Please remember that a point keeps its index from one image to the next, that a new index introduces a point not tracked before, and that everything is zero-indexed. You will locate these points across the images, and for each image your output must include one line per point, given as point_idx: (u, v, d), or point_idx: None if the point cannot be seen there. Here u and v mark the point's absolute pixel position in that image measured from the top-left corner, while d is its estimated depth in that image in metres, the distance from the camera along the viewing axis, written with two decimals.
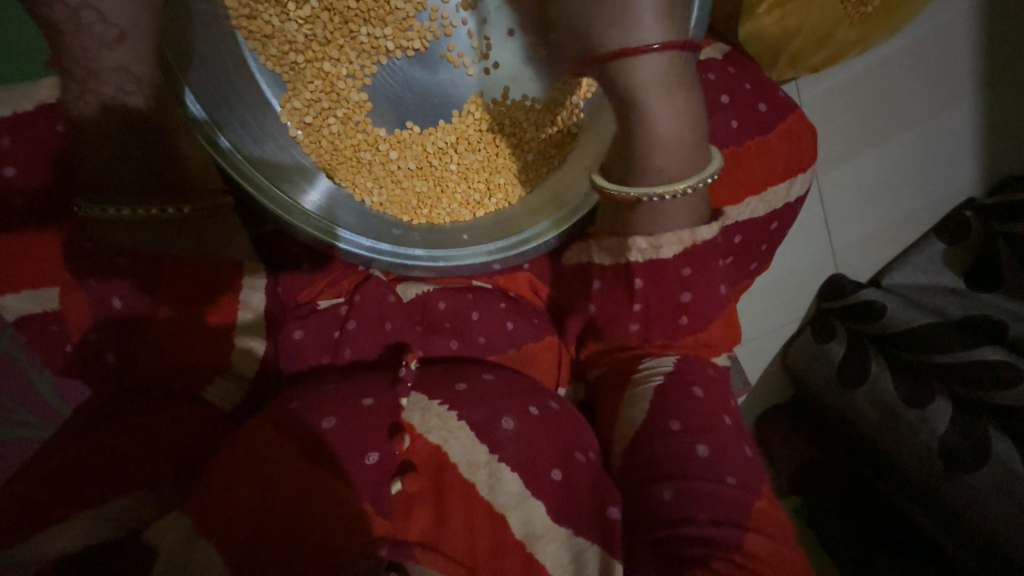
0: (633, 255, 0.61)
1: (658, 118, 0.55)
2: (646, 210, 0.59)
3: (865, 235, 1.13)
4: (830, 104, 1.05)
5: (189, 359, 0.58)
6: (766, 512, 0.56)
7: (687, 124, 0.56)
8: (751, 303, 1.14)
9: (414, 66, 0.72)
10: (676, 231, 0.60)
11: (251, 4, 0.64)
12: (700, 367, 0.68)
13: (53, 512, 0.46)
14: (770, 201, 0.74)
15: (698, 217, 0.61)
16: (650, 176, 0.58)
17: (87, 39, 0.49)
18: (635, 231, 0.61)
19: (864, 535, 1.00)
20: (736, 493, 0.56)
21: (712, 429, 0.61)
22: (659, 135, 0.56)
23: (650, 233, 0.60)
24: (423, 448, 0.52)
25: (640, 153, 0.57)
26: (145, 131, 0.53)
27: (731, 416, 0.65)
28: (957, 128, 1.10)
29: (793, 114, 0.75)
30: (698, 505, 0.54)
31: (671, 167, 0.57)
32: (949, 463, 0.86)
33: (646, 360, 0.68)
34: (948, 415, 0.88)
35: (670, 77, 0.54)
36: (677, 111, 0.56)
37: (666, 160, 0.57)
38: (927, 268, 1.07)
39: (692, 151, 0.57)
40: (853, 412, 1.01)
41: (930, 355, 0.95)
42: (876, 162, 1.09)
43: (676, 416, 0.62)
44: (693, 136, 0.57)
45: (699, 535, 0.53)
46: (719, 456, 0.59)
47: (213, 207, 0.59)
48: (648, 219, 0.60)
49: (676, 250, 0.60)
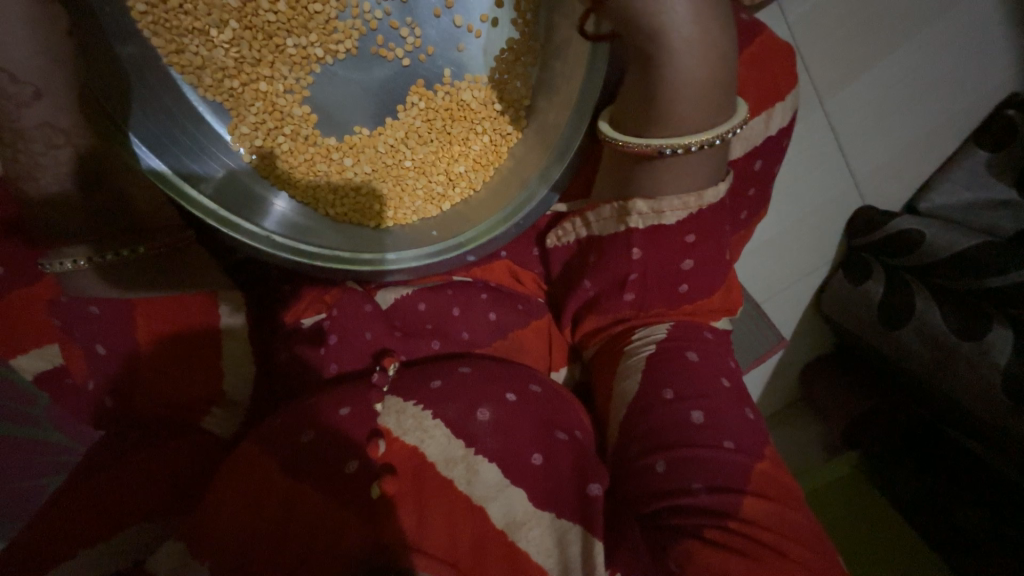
0: (634, 220, 0.58)
1: (688, 57, 0.48)
2: (654, 168, 0.55)
3: (889, 156, 1.01)
4: (822, 21, 0.93)
5: (184, 394, 0.60)
6: (768, 474, 0.54)
7: (718, 61, 0.50)
8: (767, 251, 1.02)
9: (350, 69, 0.71)
10: (684, 194, 0.56)
11: (177, 38, 0.64)
12: (695, 331, 0.63)
13: (59, 552, 0.49)
14: (748, 138, 0.67)
15: (709, 176, 0.57)
16: (675, 124, 0.52)
17: (5, 102, 0.48)
18: (636, 194, 0.58)
19: (942, 487, 0.88)
20: (735, 457, 0.53)
21: (708, 394, 0.58)
22: (687, 77, 0.49)
23: (652, 195, 0.57)
24: (400, 451, 0.51)
25: (663, 97, 0.51)
26: (89, 178, 0.52)
27: (730, 378, 0.61)
28: (976, 15, 0.96)
29: (760, 38, 0.68)
30: (693, 473, 0.52)
31: (696, 114, 0.52)
32: (1012, 395, 0.76)
33: (640, 330, 0.64)
34: (1010, 342, 0.78)
35: (704, 9, 0.47)
36: (709, 49, 0.49)
37: (694, 104, 0.51)
38: (969, 181, 0.94)
39: (720, 97, 0.51)
40: (902, 353, 0.91)
41: (986, 279, 0.82)
42: (887, 73, 0.97)
43: (668, 385, 0.58)
44: (723, 80, 0.51)
45: (696, 504, 0.51)
46: (716, 420, 0.56)
47: (170, 248, 0.59)
48: (653, 179, 0.56)
49: (680, 215, 0.57)
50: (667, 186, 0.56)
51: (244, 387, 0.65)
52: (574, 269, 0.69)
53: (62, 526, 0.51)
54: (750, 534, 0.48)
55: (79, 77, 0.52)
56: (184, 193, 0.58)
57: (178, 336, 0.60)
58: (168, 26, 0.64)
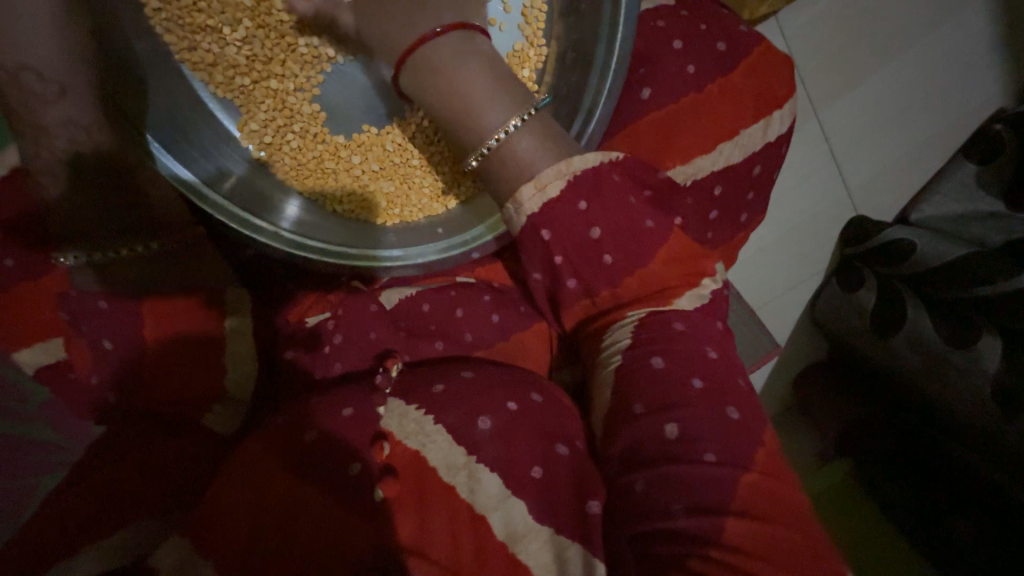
0: (526, 203, 0.54)
1: (455, 80, 0.53)
2: (503, 158, 0.54)
3: (881, 167, 1.04)
4: (817, 34, 0.96)
5: (186, 390, 0.59)
6: (756, 486, 0.51)
7: (492, 81, 0.54)
8: (763, 256, 1.04)
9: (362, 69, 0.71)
10: (553, 164, 0.53)
11: (189, 36, 0.65)
12: (662, 327, 0.57)
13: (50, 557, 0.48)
14: (746, 145, 0.70)
15: (568, 148, 0.55)
16: (477, 131, 0.54)
17: (32, 97, 0.52)
18: (515, 181, 0.54)
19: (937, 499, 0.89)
20: (716, 471, 0.50)
21: (678, 403, 0.53)
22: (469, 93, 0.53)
23: (528, 175, 0.54)
24: (403, 455, 0.51)
25: (456, 122, 0.55)
26: (108, 174, 0.56)
27: (704, 377, 0.56)
28: (966, 32, 1.00)
29: (758, 49, 0.70)
30: (672, 494, 0.49)
31: (491, 118, 0.54)
32: (1001, 404, 0.78)
33: (605, 336, 0.61)
34: (998, 351, 0.80)
35: (459, 50, 0.54)
36: (477, 71, 0.54)
37: (481, 112, 0.54)
38: (959, 194, 0.97)
39: (507, 98, 0.54)
40: (893, 361, 0.93)
41: (975, 289, 0.84)
42: (880, 86, 1.00)
43: (637, 398, 0.55)
44: (504, 88, 0.55)
45: (674, 528, 0.48)
46: (693, 433, 0.52)
47: (180, 243, 0.63)
48: (517, 165, 0.54)
49: (560, 183, 0.53)
50: (537, 164, 0.54)
51: (243, 385, 0.65)
52: None
53: (56, 527, 0.49)
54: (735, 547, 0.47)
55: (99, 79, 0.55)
56: (203, 195, 0.59)
57: (181, 340, 0.60)
58: (181, 23, 0.65)
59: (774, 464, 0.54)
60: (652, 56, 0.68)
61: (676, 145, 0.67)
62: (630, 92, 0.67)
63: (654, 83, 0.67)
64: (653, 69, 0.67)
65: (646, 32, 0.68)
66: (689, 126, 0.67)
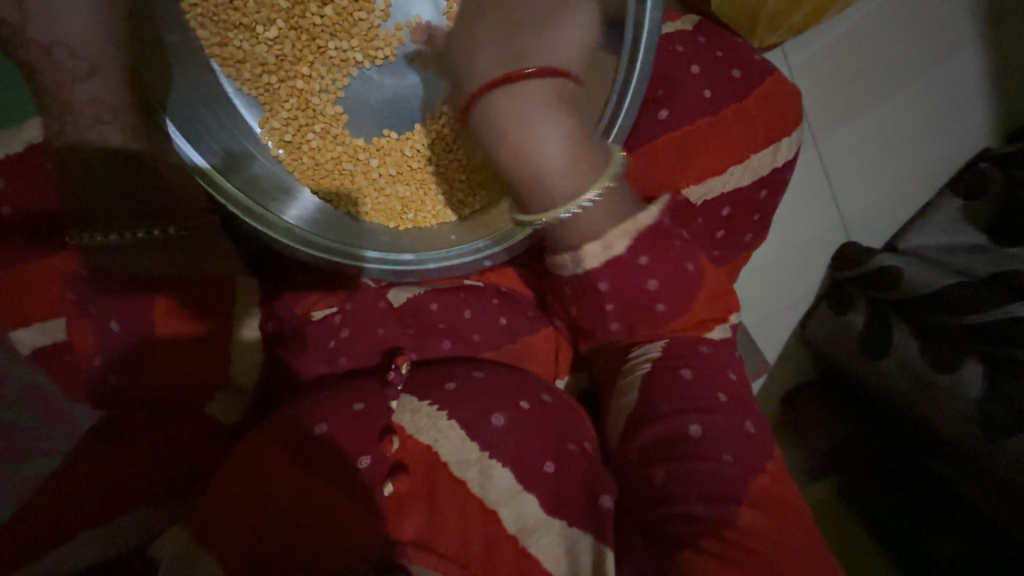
0: (590, 258, 0.60)
1: (539, 139, 0.56)
2: (576, 223, 0.58)
3: (875, 198, 1.08)
4: (820, 69, 1.01)
5: (199, 377, 0.61)
6: (768, 489, 0.55)
7: (570, 145, 0.56)
8: (760, 276, 1.08)
9: (389, 77, 0.73)
10: (619, 225, 0.59)
11: (222, 31, 0.67)
12: (688, 346, 0.63)
13: (44, 545, 0.46)
14: (755, 169, 0.72)
15: (630, 204, 0.61)
16: (552, 196, 0.57)
17: (61, 74, 0.54)
18: (584, 240, 0.60)
19: (915, 513, 0.94)
20: (732, 470, 0.55)
21: (706, 410, 0.59)
22: (549, 152, 0.56)
23: (597, 236, 0.59)
24: (414, 448, 0.51)
25: (532, 183, 0.57)
26: (127, 157, 0.57)
27: (728, 393, 0.61)
28: (959, 78, 1.05)
29: (769, 79, 0.73)
30: (688, 484, 0.53)
31: (568, 184, 0.56)
32: (986, 429, 0.80)
33: (634, 348, 0.66)
34: (980, 377, 0.83)
35: (546, 104, 0.56)
36: (560, 133, 0.56)
37: (558, 177, 0.56)
38: (947, 226, 1.00)
39: (585, 163, 0.57)
40: (884, 383, 0.96)
41: (965, 317, 0.86)
42: (876, 123, 1.05)
43: (663, 400, 0.60)
44: (584, 152, 0.57)
45: (692, 513, 0.52)
46: (715, 436, 0.57)
47: (196, 229, 0.63)
48: (588, 227, 0.59)
49: (625, 244, 0.60)
50: (606, 225, 0.59)
51: (248, 372, 0.65)
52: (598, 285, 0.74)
53: (60, 506, 0.49)
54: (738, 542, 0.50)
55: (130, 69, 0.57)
56: (216, 182, 0.60)
57: (199, 338, 0.62)
58: (216, 20, 0.66)
59: (771, 477, 0.55)
60: (670, 78, 0.70)
61: (690, 164, 0.69)
62: (648, 112, 0.70)
63: (671, 103, 0.70)
64: (670, 91, 0.70)
65: (666, 55, 0.71)
66: (703, 147, 0.70)
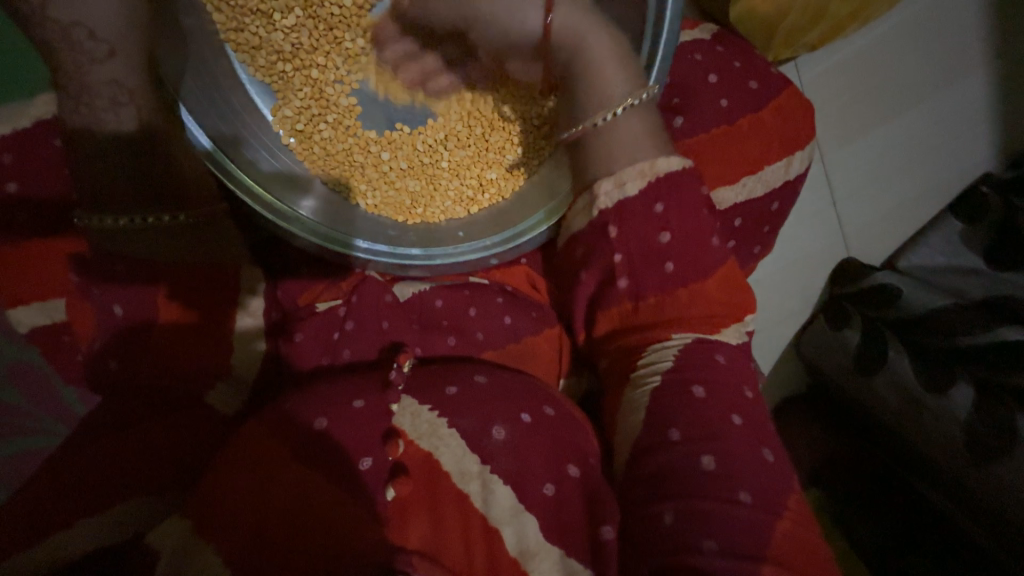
0: (600, 198, 0.61)
1: (586, 55, 0.62)
2: (603, 143, 0.62)
3: (878, 215, 1.09)
4: (830, 85, 1.02)
5: (191, 366, 0.58)
6: (780, 534, 0.52)
7: (619, 59, 0.61)
8: (764, 289, 1.09)
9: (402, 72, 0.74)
10: (636, 164, 0.60)
11: (238, 17, 0.67)
12: (705, 355, 0.61)
13: (54, 523, 0.48)
14: (769, 180, 0.73)
15: (653, 151, 0.62)
16: (597, 100, 0.62)
17: (80, 56, 0.53)
18: (598, 177, 0.62)
19: (902, 540, 0.94)
20: (753, 514, 0.53)
21: (721, 438, 0.57)
22: (601, 62, 0.61)
23: (612, 172, 0.61)
24: (417, 456, 0.51)
25: (582, 90, 0.63)
26: (136, 140, 0.56)
27: (743, 415, 0.60)
28: (967, 98, 1.06)
29: (785, 93, 0.74)
30: (705, 531, 0.51)
31: (613, 91, 0.61)
32: (973, 451, 0.83)
33: (645, 355, 0.63)
34: (971, 399, 0.85)
35: (583, 23, 0.62)
36: (606, 46, 0.61)
37: (606, 82, 0.61)
38: (945, 247, 1.01)
39: (630, 71, 0.61)
40: (873, 401, 0.96)
41: (953, 338, 0.91)
42: (882, 140, 1.06)
43: (675, 426, 0.58)
44: (627, 63, 0.62)
45: (709, 566, 0.49)
46: (730, 470, 0.55)
47: (203, 218, 0.61)
48: (607, 158, 0.61)
49: (639, 184, 0.60)
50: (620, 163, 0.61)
51: (251, 362, 0.64)
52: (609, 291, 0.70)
53: (71, 480, 0.50)
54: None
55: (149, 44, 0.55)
56: (227, 168, 0.59)
57: (185, 326, 0.59)
58: (234, 6, 0.66)
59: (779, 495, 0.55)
60: (689, 86, 0.71)
61: (709, 170, 0.70)
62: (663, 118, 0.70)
63: (687, 111, 0.70)
64: (687, 98, 0.70)
65: (684, 63, 0.71)
66: (719, 155, 0.70)
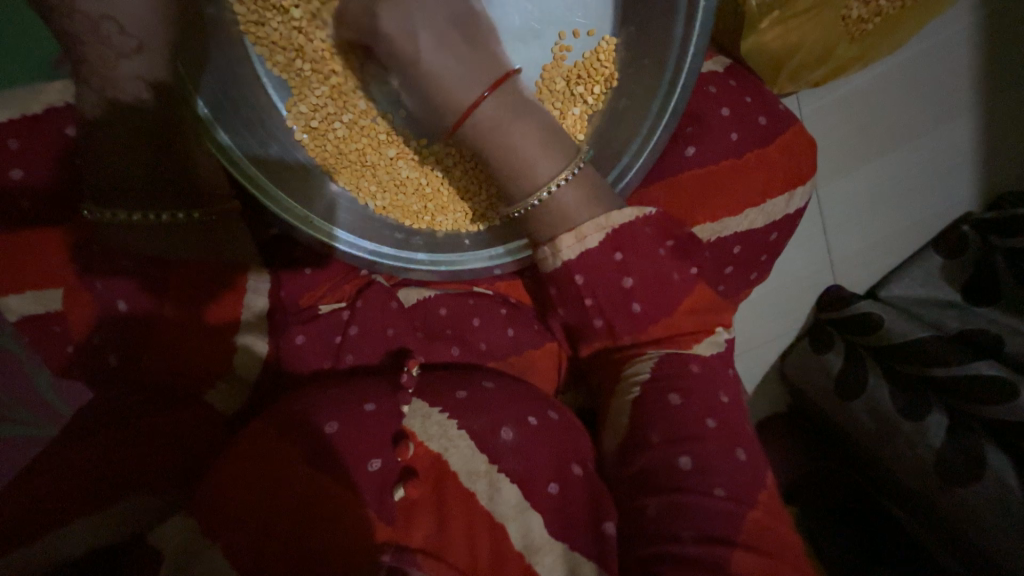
0: (564, 250, 0.62)
1: (516, 134, 0.61)
2: (549, 213, 0.62)
3: (865, 246, 1.14)
4: (828, 118, 1.06)
5: (191, 365, 0.57)
6: (755, 527, 0.55)
7: (542, 139, 0.62)
8: (750, 313, 1.12)
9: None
10: (595, 218, 0.61)
11: (259, 10, 0.65)
12: (679, 365, 0.64)
13: (40, 524, 0.46)
14: (770, 212, 0.76)
15: (608, 203, 0.63)
16: (531, 182, 0.62)
17: (106, 49, 0.53)
18: (557, 232, 0.62)
19: (866, 556, 0.98)
20: (723, 505, 0.55)
21: (696, 437, 0.59)
22: (524, 149, 0.61)
23: (571, 227, 0.62)
24: (426, 457, 0.52)
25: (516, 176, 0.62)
26: (158, 134, 0.56)
27: (715, 417, 0.62)
28: (954, 142, 1.11)
29: (793, 130, 0.77)
30: (682, 521, 0.53)
31: (544, 171, 0.62)
32: (943, 475, 0.86)
33: (626, 367, 0.66)
34: (944, 426, 0.89)
35: (508, 103, 0.61)
36: (533, 125, 0.62)
37: (536, 165, 0.61)
38: (924, 279, 1.06)
39: (558, 147, 0.63)
40: (851, 422, 1.00)
41: (930, 369, 0.93)
42: (874, 174, 1.10)
43: (655, 428, 0.60)
44: (551, 139, 0.63)
45: (692, 552, 0.51)
46: (705, 467, 0.57)
47: (218, 215, 0.61)
48: (563, 216, 0.62)
49: (599, 238, 0.61)
50: (580, 217, 0.62)
51: (251, 364, 0.62)
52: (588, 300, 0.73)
53: (63, 476, 0.49)
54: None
55: (177, 44, 0.57)
56: (231, 156, 0.60)
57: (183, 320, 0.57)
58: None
59: (765, 513, 0.57)
60: (701, 117, 0.74)
61: (713, 200, 0.73)
62: (676, 148, 0.73)
63: (698, 142, 0.73)
64: (699, 129, 0.73)
65: (699, 94, 0.74)
66: (724, 186, 0.73)
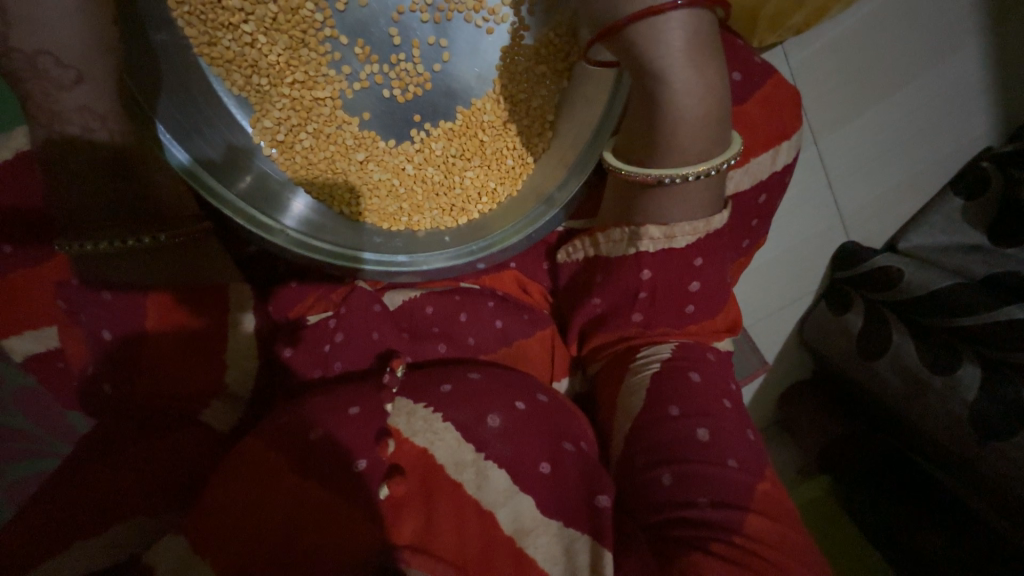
0: (645, 243, 0.61)
1: (692, 88, 0.52)
2: (656, 196, 0.59)
3: (876, 197, 1.07)
4: (820, 65, 1.00)
5: (189, 385, 0.59)
6: (771, 494, 0.53)
7: (714, 101, 0.53)
8: (755, 282, 1.08)
9: (389, 88, 0.73)
10: (693, 220, 0.60)
11: (211, 31, 0.66)
12: None
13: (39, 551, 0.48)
14: (756, 172, 0.72)
15: (712, 204, 0.60)
16: (673, 156, 0.56)
17: (46, 83, 0.51)
18: (647, 220, 0.61)
19: (906, 518, 0.91)
20: (738, 476, 0.53)
21: (711, 413, 0.58)
22: (684, 110, 0.53)
23: (663, 222, 0.60)
24: (409, 453, 0.51)
25: (663, 133, 0.54)
26: (117, 166, 0.54)
27: (732, 399, 0.62)
28: (964, 74, 1.03)
29: (772, 82, 0.73)
30: (699, 488, 0.52)
31: (693, 148, 0.55)
32: (981, 432, 0.80)
33: (644, 348, 0.66)
34: (978, 379, 0.82)
35: (698, 37, 0.50)
36: (713, 84, 0.52)
37: (688, 138, 0.54)
38: (943, 225, 0.98)
39: (717, 128, 0.55)
40: (877, 384, 0.95)
41: (957, 319, 0.86)
42: (877, 120, 1.04)
43: (674, 402, 0.58)
44: (717, 112, 0.54)
45: (700, 517, 0.50)
46: (720, 439, 0.56)
47: (188, 237, 0.60)
48: (662, 207, 0.59)
49: (689, 240, 0.60)
50: (677, 213, 0.60)
51: (244, 380, 0.63)
52: (580, 285, 0.71)
53: (59, 513, 0.50)
54: (751, 550, 0.48)
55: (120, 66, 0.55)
56: (204, 182, 0.60)
57: (186, 331, 0.59)
58: (204, 19, 0.66)
59: (772, 478, 0.55)
60: None
61: None
62: None
63: None
64: None
65: None
66: None
